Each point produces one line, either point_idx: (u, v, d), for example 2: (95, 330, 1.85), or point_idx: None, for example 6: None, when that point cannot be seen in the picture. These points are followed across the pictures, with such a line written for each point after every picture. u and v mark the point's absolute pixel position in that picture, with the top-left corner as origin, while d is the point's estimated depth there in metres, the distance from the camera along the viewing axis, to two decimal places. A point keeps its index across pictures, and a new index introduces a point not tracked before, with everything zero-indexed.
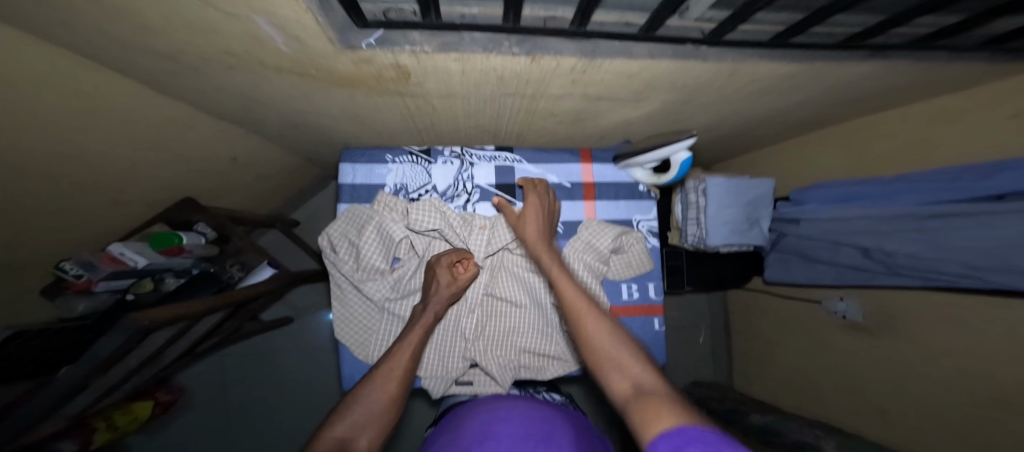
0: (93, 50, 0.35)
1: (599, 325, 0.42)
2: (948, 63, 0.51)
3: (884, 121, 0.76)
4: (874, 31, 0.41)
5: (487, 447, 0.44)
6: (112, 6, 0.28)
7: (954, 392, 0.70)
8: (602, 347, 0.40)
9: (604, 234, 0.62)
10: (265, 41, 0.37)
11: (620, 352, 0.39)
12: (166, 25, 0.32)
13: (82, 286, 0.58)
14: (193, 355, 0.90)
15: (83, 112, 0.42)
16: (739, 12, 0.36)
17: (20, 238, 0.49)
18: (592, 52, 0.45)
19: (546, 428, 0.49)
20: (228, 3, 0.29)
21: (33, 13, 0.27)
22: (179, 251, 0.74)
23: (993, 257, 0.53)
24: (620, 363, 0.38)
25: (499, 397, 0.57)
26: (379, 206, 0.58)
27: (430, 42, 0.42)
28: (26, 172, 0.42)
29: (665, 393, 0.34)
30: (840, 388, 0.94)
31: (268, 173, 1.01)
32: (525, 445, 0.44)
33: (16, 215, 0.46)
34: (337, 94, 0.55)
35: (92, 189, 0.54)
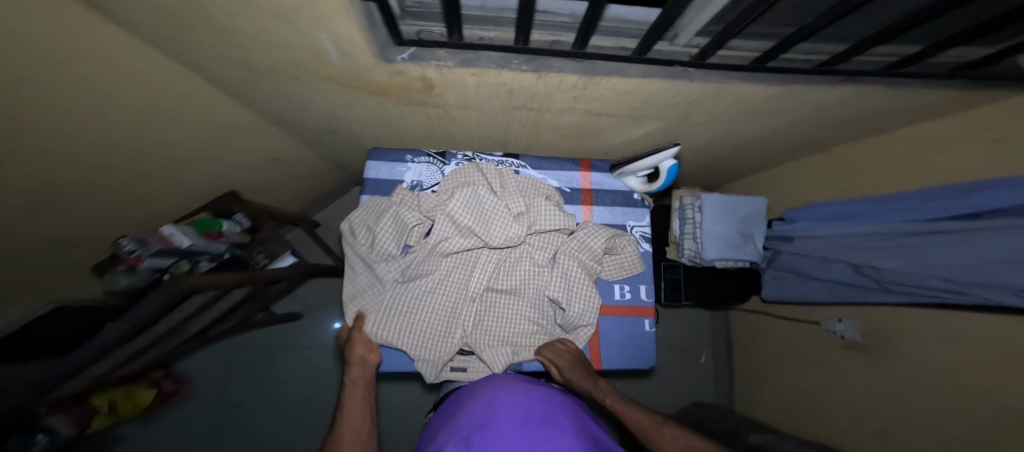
0: (183, 49, 0.44)
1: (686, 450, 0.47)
2: (921, 89, 0.56)
3: (876, 145, 0.80)
4: (841, 56, 0.46)
5: (489, 431, 0.45)
6: (210, 15, 0.37)
7: (958, 415, 0.68)
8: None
9: (599, 235, 0.65)
10: (319, 54, 0.46)
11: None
12: (243, 32, 0.40)
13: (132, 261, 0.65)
14: (208, 339, 0.94)
15: (163, 99, 0.51)
16: (718, 38, 0.43)
17: (99, 203, 0.58)
18: (591, 70, 0.52)
19: (547, 410, 0.52)
20: (300, 22, 0.38)
21: (153, 16, 0.36)
22: (219, 236, 0.82)
23: (976, 273, 0.55)
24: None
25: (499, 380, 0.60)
26: (396, 198, 0.65)
27: (453, 58, 0.50)
28: (110, 147, 0.51)
29: None
30: (844, 412, 0.91)
31: (301, 176, 1.12)
32: (524, 428, 0.46)
33: (98, 185, 0.54)
34: (371, 102, 0.64)
35: (157, 170, 0.63)
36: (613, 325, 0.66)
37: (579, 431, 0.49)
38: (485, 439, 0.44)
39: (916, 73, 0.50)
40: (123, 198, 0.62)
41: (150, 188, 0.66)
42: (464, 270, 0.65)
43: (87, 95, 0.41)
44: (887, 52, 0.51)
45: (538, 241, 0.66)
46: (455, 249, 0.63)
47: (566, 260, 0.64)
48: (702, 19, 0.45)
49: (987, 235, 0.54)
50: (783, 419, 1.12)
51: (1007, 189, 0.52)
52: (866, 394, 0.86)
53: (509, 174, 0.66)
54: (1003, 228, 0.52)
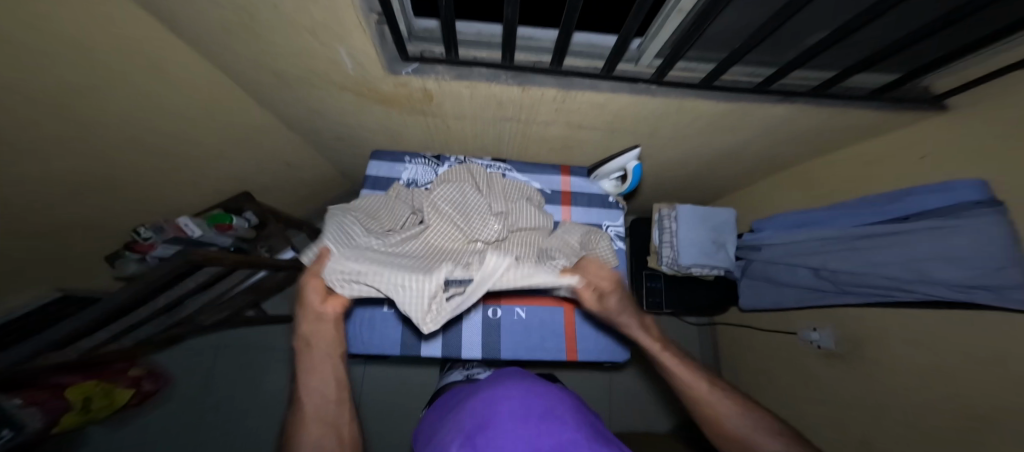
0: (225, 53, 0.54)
1: (723, 403, 0.43)
2: (847, 109, 0.66)
3: (828, 162, 0.89)
4: (774, 77, 0.56)
5: (485, 433, 0.37)
6: (255, 25, 0.46)
7: (929, 417, 0.69)
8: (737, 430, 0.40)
9: (576, 230, 0.71)
10: (337, 63, 0.55)
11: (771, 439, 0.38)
12: (279, 42, 0.50)
13: (145, 247, 0.70)
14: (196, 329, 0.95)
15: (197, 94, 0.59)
16: (670, 58, 0.52)
17: (126, 187, 0.64)
18: (567, 85, 0.61)
19: (551, 403, 0.42)
20: (329, 34, 0.47)
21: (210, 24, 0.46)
22: (229, 228, 0.85)
23: (915, 269, 0.61)
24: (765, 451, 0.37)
25: (499, 383, 0.47)
26: (391, 194, 0.72)
27: (449, 72, 0.60)
28: (143, 132, 0.58)
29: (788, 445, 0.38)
30: (829, 424, 0.90)
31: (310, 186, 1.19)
32: (527, 425, 0.37)
33: (128, 168, 0.61)
34: (379, 111, 0.73)
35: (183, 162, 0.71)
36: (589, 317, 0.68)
37: (595, 430, 0.39)
38: (489, 439, 0.36)
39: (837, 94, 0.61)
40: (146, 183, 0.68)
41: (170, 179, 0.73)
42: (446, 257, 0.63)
43: (127, 73, 0.50)
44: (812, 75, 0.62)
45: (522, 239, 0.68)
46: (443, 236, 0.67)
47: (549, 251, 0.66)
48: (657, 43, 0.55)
49: (918, 236, 0.62)
50: None
51: (927, 194, 0.61)
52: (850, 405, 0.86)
53: (496, 176, 0.74)
54: (930, 228, 0.60)
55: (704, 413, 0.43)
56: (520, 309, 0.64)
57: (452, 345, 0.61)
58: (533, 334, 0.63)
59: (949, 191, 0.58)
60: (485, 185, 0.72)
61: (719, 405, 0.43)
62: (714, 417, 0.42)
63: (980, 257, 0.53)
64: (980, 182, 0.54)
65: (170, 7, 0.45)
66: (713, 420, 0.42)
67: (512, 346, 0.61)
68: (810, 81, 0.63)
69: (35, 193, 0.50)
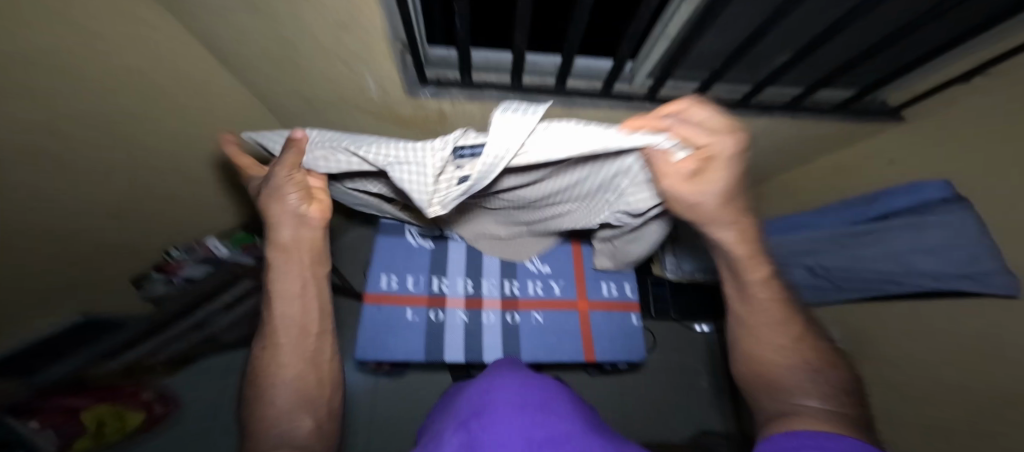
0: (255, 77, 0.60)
1: (773, 328, 0.36)
2: (812, 122, 0.75)
3: (814, 172, 0.95)
4: (756, 88, 0.63)
5: (482, 416, 0.34)
6: (289, 53, 0.52)
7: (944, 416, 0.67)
8: (778, 359, 0.35)
9: (604, 255, 0.67)
10: (361, 87, 0.61)
11: (812, 387, 0.31)
12: (310, 69, 0.56)
13: (173, 268, 0.78)
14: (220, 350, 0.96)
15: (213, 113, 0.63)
16: (663, 74, 0.59)
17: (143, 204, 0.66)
18: (570, 104, 0.67)
19: (543, 397, 0.40)
20: (356, 61, 0.53)
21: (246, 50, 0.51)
22: (251, 249, 0.92)
23: (902, 263, 0.64)
24: (792, 391, 0.32)
25: (497, 378, 0.44)
26: None
27: (463, 94, 0.65)
28: (162, 149, 0.61)
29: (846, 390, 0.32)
30: None
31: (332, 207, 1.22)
32: (522, 411, 0.34)
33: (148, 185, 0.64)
34: (395, 133, 0.78)
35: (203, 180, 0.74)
36: (603, 320, 0.67)
37: (584, 418, 0.37)
38: (484, 427, 0.32)
39: (807, 107, 0.70)
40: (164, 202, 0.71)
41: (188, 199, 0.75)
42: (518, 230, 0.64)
43: (165, 99, 0.54)
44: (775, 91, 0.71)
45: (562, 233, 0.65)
46: (457, 247, 0.70)
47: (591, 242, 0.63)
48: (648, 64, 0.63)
49: (898, 233, 0.66)
50: None
51: (904, 194, 0.66)
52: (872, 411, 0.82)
53: None
54: (908, 225, 0.64)
55: (739, 322, 0.39)
56: (538, 313, 0.66)
57: (474, 351, 0.62)
58: (553, 338, 0.65)
59: (921, 192, 0.63)
60: None
61: (769, 320, 0.37)
62: (748, 327, 0.38)
63: (958, 249, 0.58)
64: (944, 181, 0.61)
65: (215, 38, 0.51)
66: (749, 330, 0.38)
67: (534, 350, 0.63)
68: (777, 96, 0.72)
69: (63, 207, 0.52)
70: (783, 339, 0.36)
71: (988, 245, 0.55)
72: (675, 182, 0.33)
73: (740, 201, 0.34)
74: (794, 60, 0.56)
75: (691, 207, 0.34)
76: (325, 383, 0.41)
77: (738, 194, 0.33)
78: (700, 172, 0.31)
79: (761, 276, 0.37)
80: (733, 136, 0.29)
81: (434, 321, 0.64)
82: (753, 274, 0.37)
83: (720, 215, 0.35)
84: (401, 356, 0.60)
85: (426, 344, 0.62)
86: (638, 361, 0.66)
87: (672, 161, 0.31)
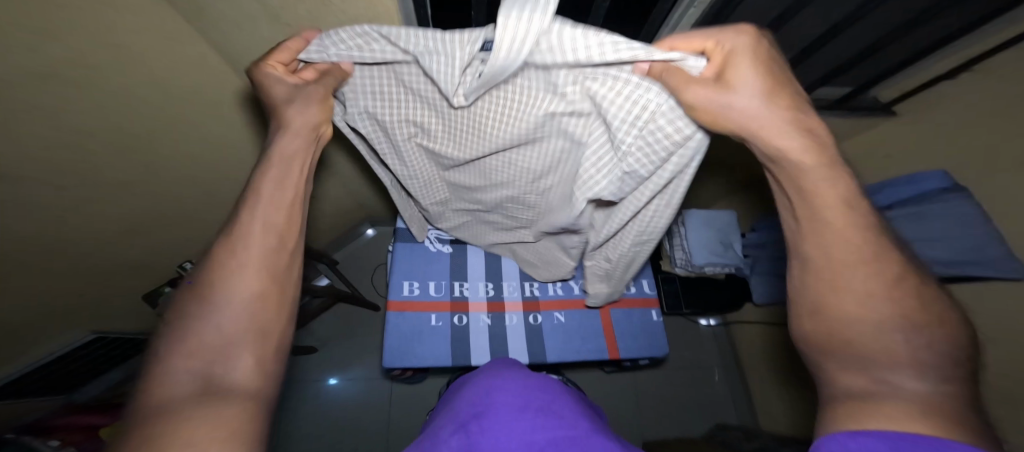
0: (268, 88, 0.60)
1: (861, 268, 0.26)
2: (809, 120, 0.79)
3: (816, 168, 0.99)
4: None
5: (484, 419, 0.35)
6: None
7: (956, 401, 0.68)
8: (856, 310, 0.25)
9: (596, 279, 0.65)
10: None
11: (908, 355, 0.22)
12: None
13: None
14: None
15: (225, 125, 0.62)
16: None
17: (154, 218, 0.65)
18: None
19: (546, 396, 0.40)
20: None
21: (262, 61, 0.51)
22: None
23: (908, 252, 0.68)
24: (873, 360, 0.23)
25: (494, 379, 0.44)
26: None
27: None
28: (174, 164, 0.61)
29: (942, 359, 0.22)
30: None
31: (338, 215, 1.20)
32: (524, 413, 0.35)
33: (160, 198, 0.63)
34: None
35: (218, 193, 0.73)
36: (623, 317, 0.72)
37: (585, 417, 0.38)
38: (484, 430, 0.33)
39: None
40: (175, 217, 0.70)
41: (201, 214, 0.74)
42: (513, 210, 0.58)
43: (183, 113, 0.54)
44: None
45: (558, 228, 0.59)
46: (477, 253, 0.76)
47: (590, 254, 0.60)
48: None
49: (903, 223, 0.70)
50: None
51: (903, 186, 0.71)
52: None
53: None
54: (913, 215, 0.69)
55: (805, 268, 0.29)
56: (559, 313, 0.71)
57: (499, 350, 0.67)
58: (574, 336, 0.69)
59: (920, 182, 0.68)
60: None
61: (850, 260, 0.26)
62: (814, 271, 0.28)
63: (961, 238, 0.63)
64: (943, 172, 0.66)
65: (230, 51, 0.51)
66: (814, 286, 0.28)
67: (557, 349, 0.68)
68: None
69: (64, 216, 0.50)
70: (872, 285, 0.25)
71: (995, 237, 0.59)
72: (707, 92, 0.28)
73: (789, 93, 0.29)
74: None
75: (726, 113, 0.29)
76: (287, 312, 0.28)
77: (776, 89, 0.28)
78: (722, 74, 0.28)
79: (833, 190, 0.28)
80: (739, 34, 0.28)
81: (458, 325, 0.68)
82: (820, 189, 0.28)
83: (773, 120, 0.28)
84: (427, 359, 0.64)
85: (452, 348, 0.66)
86: (659, 357, 0.70)
87: (682, 73, 0.29)
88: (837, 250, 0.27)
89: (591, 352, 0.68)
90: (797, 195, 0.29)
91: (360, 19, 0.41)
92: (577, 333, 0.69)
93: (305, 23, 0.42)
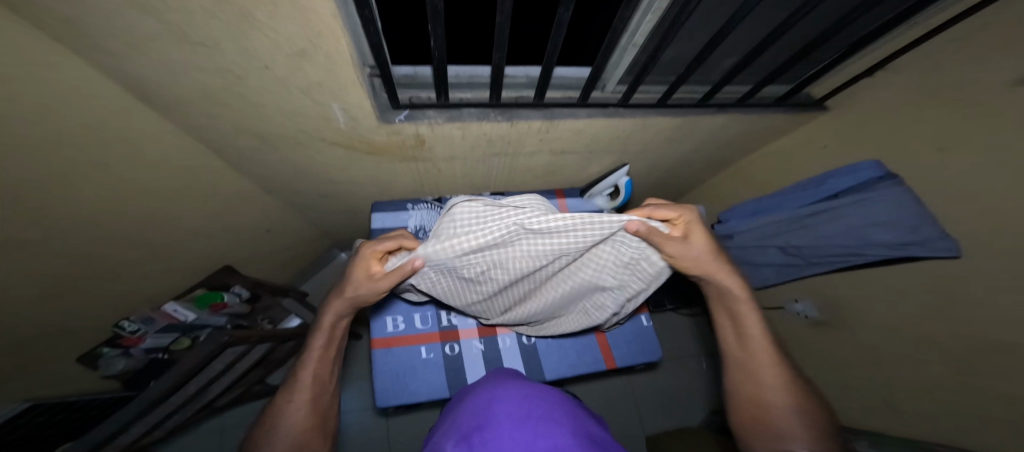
0: (193, 119, 0.51)
1: (767, 363, 0.47)
2: (765, 114, 0.82)
3: (770, 155, 1.04)
4: (718, 87, 0.67)
5: (485, 432, 0.35)
6: (236, 95, 0.45)
7: (934, 371, 0.71)
8: (771, 395, 0.45)
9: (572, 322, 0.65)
10: (328, 120, 0.54)
11: (802, 433, 0.41)
12: (269, 109, 0.50)
13: (132, 342, 0.66)
14: (212, 407, 0.91)
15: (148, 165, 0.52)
16: (636, 80, 0.60)
17: (92, 285, 0.55)
18: (552, 116, 0.66)
19: (549, 407, 0.40)
20: (320, 94, 0.47)
21: (188, 91, 0.43)
22: (223, 307, 0.82)
23: (861, 235, 0.74)
24: (784, 438, 0.42)
25: (493, 389, 0.45)
26: None
27: (440, 116, 0.60)
28: (101, 223, 0.50)
29: (817, 435, 0.41)
30: (841, 389, 0.92)
31: (296, 242, 1.10)
32: (525, 425, 0.35)
33: (93, 261, 0.53)
34: (370, 163, 0.72)
35: (157, 240, 0.63)
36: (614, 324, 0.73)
37: (586, 426, 0.38)
38: (486, 441, 0.33)
39: (757, 103, 0.77)
40: (120, 276, 0.59)
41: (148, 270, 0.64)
42: (511, 301, 0.59)
43: (95, 161, 0.43)
44: (730, 90, 0.78)
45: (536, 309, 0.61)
46: None
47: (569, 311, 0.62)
48: (618, 69, 0.63)
49: (846, 209, 0.76)
50: None
51: (847, 176, 0.77)
52: (850, 368, 0.89)
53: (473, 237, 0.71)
54: (856, 200, 0.74)
55: (738, 365, 0.49)
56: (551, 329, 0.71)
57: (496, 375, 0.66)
58: (570, 351, 0.69)
59: (858, 172, 0.75)
60: None
61: (759, 359, 0.47)
62: (748, 366, 0.48)
63: (897, 219, 0.70)
64: (875, 161, 0.74)
65: (148, 86, 0.42)
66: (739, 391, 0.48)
67: (554, 365, 0.68)
68: (733, 94, 0.78)
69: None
70: (776, 376, 0.46)
71: (925, 215, 0.67)
72: (678, 247, 0.47)
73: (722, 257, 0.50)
74: (745, 63, 0.61)
75: (690, 259, 0.48)
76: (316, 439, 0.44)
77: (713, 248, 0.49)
78: (683, 232, 0.47)
79: (748, 317, 0.49)
80: (692, 210, 0.47)
81: (449, 355, 0.66)
82: (744, 317, 0.49)
83: (712, 265, 0.49)
84: (421, 394, 0.62)
85: (447, 380, 0.64)
86: (652, 361, 0.72)
87: (662, 233, 0.46)
88: (750, 361, 0.48)
89: (589, 363, 0.68)
90: (732, 317, 0.50)
91: (298, 36, 0.36)
92: (570, 345, 0.70)
93: (226, 43, 0.35)
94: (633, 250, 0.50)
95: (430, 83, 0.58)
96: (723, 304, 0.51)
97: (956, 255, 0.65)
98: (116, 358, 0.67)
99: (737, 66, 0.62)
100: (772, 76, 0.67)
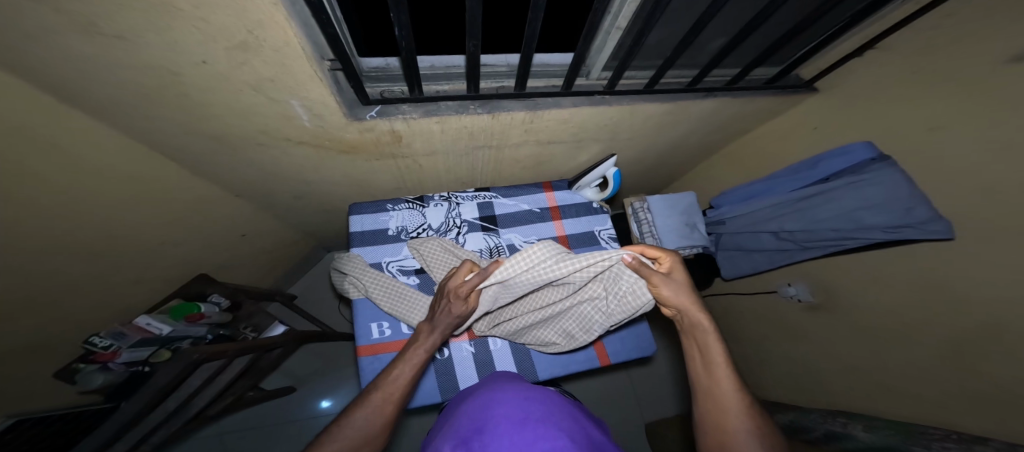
0: (141, 123, 0.47)
1: (734, 394, 0.44)
2: (752, 98, 0.80)
3: (757, 139, 1.02)
4: (705, 72, 0.64)
5: (483, 437, 0.34)
6: (181, 94, 0.41)
7: (927, 352, 0.71)
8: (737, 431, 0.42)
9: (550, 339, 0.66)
10: (291, 118, 0.50)
11: None
12: (223, 109, 0.46)
13: (108, 356, 0.59)
14: (202, 417, 0.89)
15: (96, 176, 0.48)
16: (621, 66, 0.57)
17: (49, 305, 0.52)
18: (534, 106, 0.62)
19: (549, 409, 0.39)
20: (277, 91, 0.43)
21: (124, 92, 0.39)
22: (201, 317, 0.77)
23: (852, 219, 0.74)
24: None
25: (490, 391, 0.44)
26: (415, 253, 0.70)
27: (416, 110, 0.56)
28: (46, 239, 0.46)
29: None
30: (834, 371, 0.93)
31: (275, 245, 1.06)
32: (525, 429, 0.33)
33: (45, 280, 0.49)
34: (345, 162, 0.68)
35: (117, 254, 0.59)
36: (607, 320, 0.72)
37: (587, 430, 0.37)
38: (484, 446, 0.32)
39: (745, 87, 0.74)
40: (79, 294, 0.56)
41: (110, 285, 0.61)
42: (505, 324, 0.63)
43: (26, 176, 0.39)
44: (718, 75, 0.75)
45: (522, 335, 0.66)
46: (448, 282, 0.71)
47: (552, 330, 0.65)
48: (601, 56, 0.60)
49: (840, 191, 0.76)
50: (789, 396, 1.10)
51: (838, 159, 0.77)
52: (841, 350, 0.90)
53: (454, 246, 0.71)
54: (849, 183, 0.75)
55: (705, 396, 0.46)
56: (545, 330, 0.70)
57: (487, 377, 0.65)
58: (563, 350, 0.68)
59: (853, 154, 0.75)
60: (487, 234, 0.77)
61: (724, 390, 0.45)
62: (714, 401, 0.45)
63: (892, 202, 0.69)
64: (867, 143, 0.74)
65: (77, 90, 0.38)
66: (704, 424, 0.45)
67: (547, 364, 0.67)
68: (720, 79, 0.76)
69: None
70: (743, 412, 0.43)
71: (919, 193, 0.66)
72: (660, 281, 0.51)
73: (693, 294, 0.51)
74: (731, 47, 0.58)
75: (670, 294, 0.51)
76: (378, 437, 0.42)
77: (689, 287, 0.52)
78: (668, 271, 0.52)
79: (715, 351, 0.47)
80: (676, 253, 0.53)
81: (440, 359, 0.64)
82: (712, 350, 0.48)
83: (687, 300, 0.51)
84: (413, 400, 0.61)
85: (440, 384, 0.63)
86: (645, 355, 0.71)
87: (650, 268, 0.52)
88: (715, 394, 0.45)
89: (583, 360, 0.68)
90: (700, 350, 0.48)
91: (235, 27, 0.32)
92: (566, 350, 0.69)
93: (146, 33, 0.31)
94: (627, 284, 0.57)
95: (402, 75, 0.54)
96: (692, 337, 0.50)
97: (950, 236, 0.65)
98: (93, 373, 0.60)
99: (724, 48, 0.59)
100: (760, 59, 0.64)
